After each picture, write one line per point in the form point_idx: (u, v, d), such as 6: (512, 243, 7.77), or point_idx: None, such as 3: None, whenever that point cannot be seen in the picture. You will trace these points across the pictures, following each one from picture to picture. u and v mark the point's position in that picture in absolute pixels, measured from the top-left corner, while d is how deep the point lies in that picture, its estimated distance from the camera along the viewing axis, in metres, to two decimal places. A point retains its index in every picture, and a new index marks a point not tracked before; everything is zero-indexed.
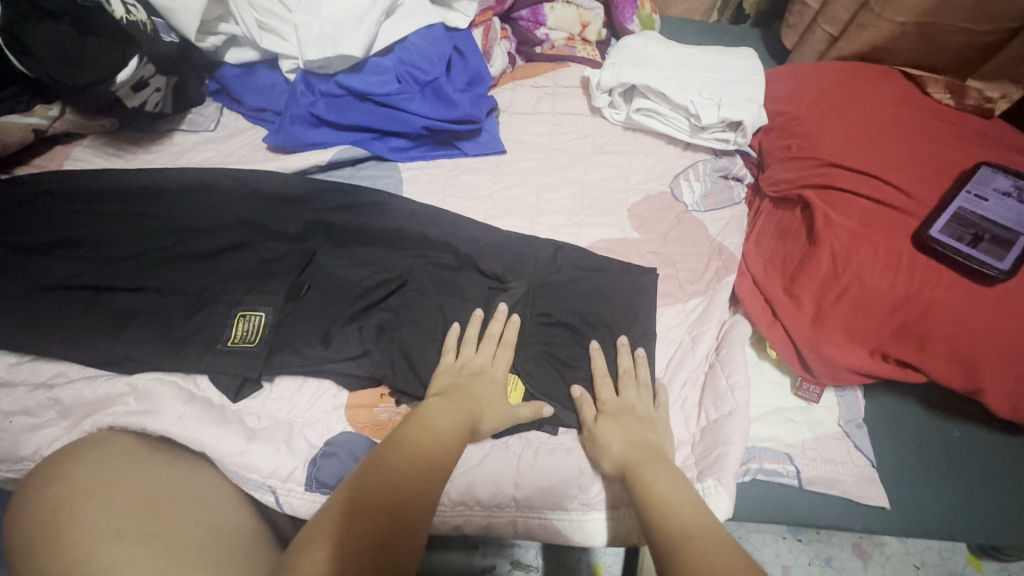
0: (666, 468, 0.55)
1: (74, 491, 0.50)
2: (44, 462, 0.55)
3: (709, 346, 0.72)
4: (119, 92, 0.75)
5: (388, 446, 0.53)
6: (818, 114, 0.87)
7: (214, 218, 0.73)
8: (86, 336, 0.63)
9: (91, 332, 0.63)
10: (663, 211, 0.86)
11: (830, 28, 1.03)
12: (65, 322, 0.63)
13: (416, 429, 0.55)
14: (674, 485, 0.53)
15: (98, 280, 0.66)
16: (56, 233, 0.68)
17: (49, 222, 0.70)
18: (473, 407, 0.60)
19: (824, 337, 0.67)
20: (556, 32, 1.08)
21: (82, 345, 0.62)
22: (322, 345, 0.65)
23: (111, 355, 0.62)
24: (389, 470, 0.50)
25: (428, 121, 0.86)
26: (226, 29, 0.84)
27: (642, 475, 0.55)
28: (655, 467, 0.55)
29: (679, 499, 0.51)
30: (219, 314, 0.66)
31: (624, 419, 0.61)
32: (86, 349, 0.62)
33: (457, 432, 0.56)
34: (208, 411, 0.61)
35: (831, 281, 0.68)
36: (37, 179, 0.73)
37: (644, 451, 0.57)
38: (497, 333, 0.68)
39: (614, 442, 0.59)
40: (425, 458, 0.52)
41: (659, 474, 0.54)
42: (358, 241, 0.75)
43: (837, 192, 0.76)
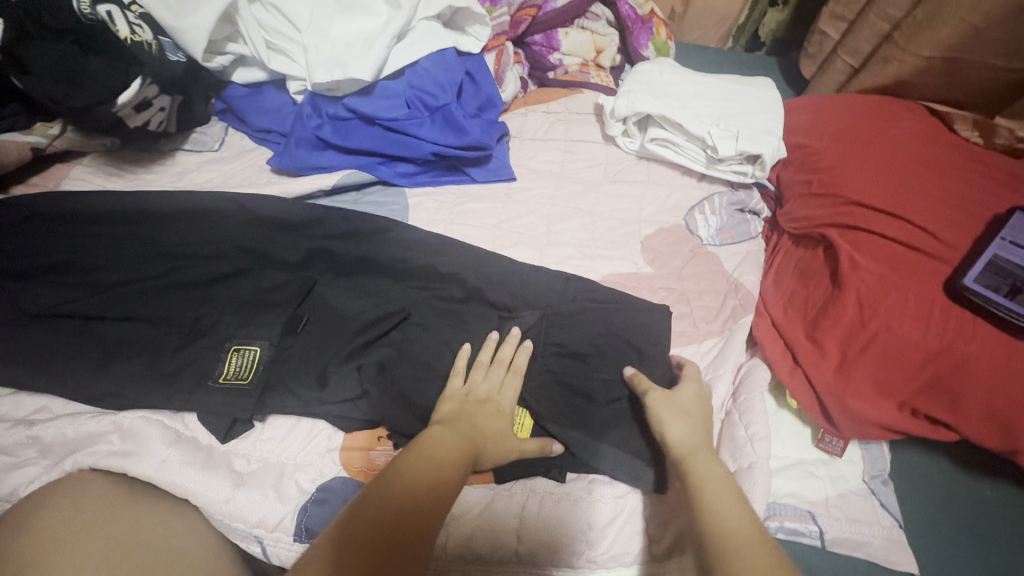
0: (716, 467, 0.52)
1: (42, 540, 0.47)
2: (15, 508, 0.52)
3: (725, 391, 0.67)
4: (121, 112, 0.72)
5: (396, 463, 0.49)
6: (841, 149, 0.84)
7: (212, 245, 0.70)
8: (69, 369, 0.59)
9: (74, 363, 0.60)
10: (677, 245, 0.83)
11: (851, 59, 1.01)
12: (48, 352, 0.60)
13: (429, 447, 0.51)
14: (727, 485, 0.50)
15: (83, 309, 0.63)
16: (45, 258, 0.66)
17: (38, 245, 0.67)
18: (474, 434, 0.55)
19: (849, 389, 0.63)
20: (569, 57, 1.07)
21: (63, 380, 0.59)
22: (318, 387, 0.61)
23: (97, 389, 0.59)
24: (396, 488, 0.46)
25: (437, 147, 0.84)
26: (234, 48, 0.82)
27: (692, 469, 0.52)
28: (704, 458, 0.53)
29: (730, 495, 0.49)
30: (213, 348, 0.62)
31: (679, 407, 0.58)
32: (68, 384, 0.59)
33: (464, 453, 0.52)
34: (194, 453, 0.58)
35: (858, 329, 0.65)
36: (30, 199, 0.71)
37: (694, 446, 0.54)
38: (508, 359, 0.64)
39: (672, 424, 0.56)
40: (433, 477, 0.49)
41: (706, 467, 0.52)
42: (361, 271, 0.72)
43: (862, 232, 0.73)
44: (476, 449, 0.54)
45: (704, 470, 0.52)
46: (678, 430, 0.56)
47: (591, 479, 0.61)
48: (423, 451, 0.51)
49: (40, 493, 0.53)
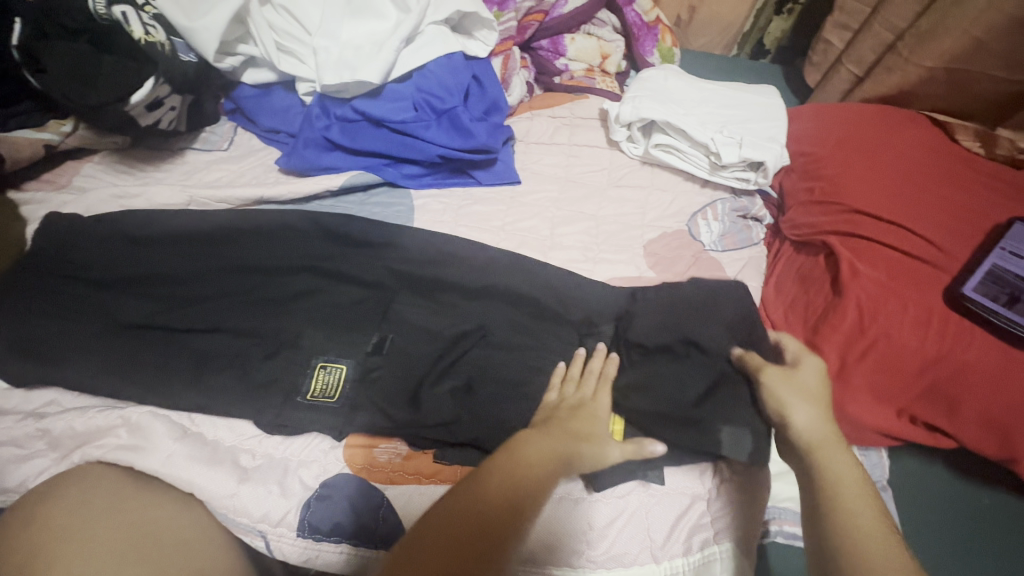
0: (846, 462, 0.51)
1: (56, 531, 0.48)
2: (23, 498, 0.52)
3: None
4: (133, 111, 0.72)
5: (478, 476, 0.50)
6: (844, 158, 0.84)
7: (229, 251, 0.72)
8: (83, 365, 0.61)
9: (89, 359, 0.61)
10: (679, 250, 0.83)
11: (854, 68, 1.02)
12: (62, 345, 0.61)
13: (512, 459, 0.51)
14: (854, 479, 0.50)
15: (99, 302, 0.65)
16: (66, 255, 0.67)
17: (57, 241, 0.68)
18: (571, 444, 0.55)
19: (849, 395, 0.63)
20: (576, 63, 1.08)
21: (74, 374, 0.60)
22: (411, 409, 0.62)
23: (108, 383, 0.60)
24: (483, 498, 0.47)
25: (444, 150, 0.85)
26: (244, 49, 0.83)
27: (819, 459, 0.52)
28: (833, 452, 0.52)
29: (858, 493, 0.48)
30: (297, 364, 0.64)
31: (800, 391, 0.59)
32: (78, 379, 0.60)
33: (563, 460, 0.53)
34: (200, 449, 0.59)
35: (858, 335, 0.65)
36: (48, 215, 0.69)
37: (818, 435, 0.54)
38: (598, 368, 0.65)
39: (798, 410, 0.57)
40: (515, 491, 0.48)
41: (835, 460, 0.51)
42: (437, 288, 0.73)
43: (863, 240, 0.73)
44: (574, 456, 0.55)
45: (837, 463, 0.51)
46: (804, 417, 0.56)
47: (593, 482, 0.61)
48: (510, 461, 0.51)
49: (49, 484, 0.53)
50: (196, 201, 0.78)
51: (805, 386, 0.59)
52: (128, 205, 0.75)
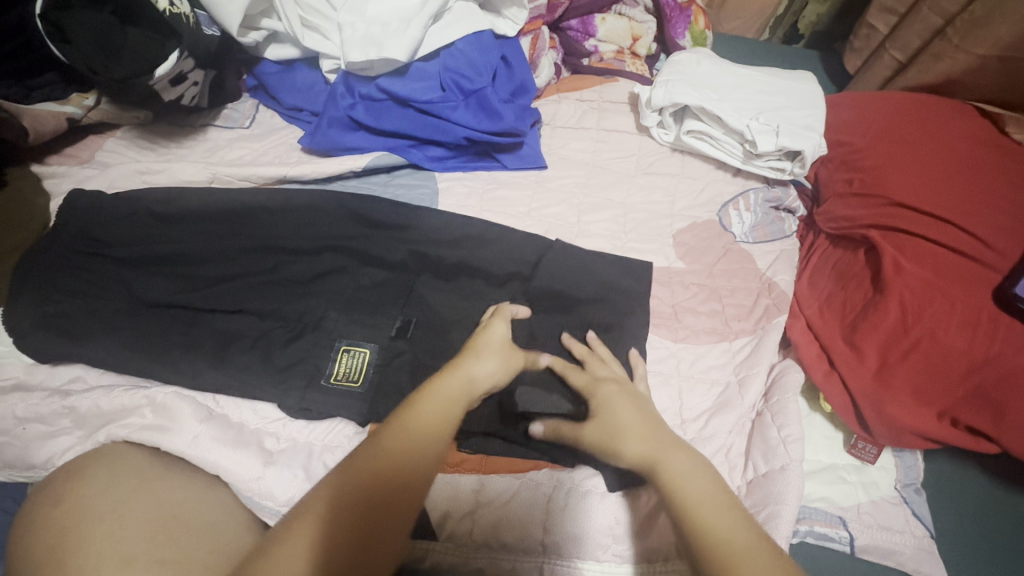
0: (690, 468, 0.50)
1: (84, 509, 0.48)
2: (53, 477, 0.53)
3: (757, 392, 0.67)
4: (157, 85, 0.71)
5: (368, 443, 0.48)
6: (887, 148, 0.81)
7: (249, 231, 0.70)
8: (106, 344, 0.60)
9: (113, 338, 0.61)
10: (710, 240, 0.81)
11: (899, 55, 0.98)
12: (85, 323, 0.61)
13: (407, 419, 0.49)
14: (703, 485, 0.48)
15: (119, 278, 0.64)
16: (88, 232, 0.66)
17: (79, 216, 0.67)
18: (473, 368, 0.55)
19: (888, 395, 0.62)
20: (605, 44, 1.04)
21: (97, 353, 0.60)
22: None
23: (129, 363, 0.60)
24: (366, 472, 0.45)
25: (470, 132, 0.82)
26: (267, 24, 0.81)
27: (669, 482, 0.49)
28: (684, 467, 0.49)
29: (722, 513, 0.45)
30: (323, 347, 0.64)
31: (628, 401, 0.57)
32: (101, 357, 0.60)
33: (458, 398, 0.53)
34: (224, 431, 0.58)
35: (899, 334, 0.63)
36: (77, 189, 0.70)
37: (662, 447, 0.52)
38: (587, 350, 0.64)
39: (626, 429, 0.53)
40: (411, 454, 0.47)
41: (686, 476, 0.49)
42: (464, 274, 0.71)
43: (906, 235, 0.71)
44: (473, 388, 0.54)
45: (679, 469, 0.49)
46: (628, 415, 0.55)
47: None
48: (407, 418, 0.50)
49: (77, 462, 0.54)
50: (220, 178, 0.76)
51: (626, 413, 0.55)
52: (150, 181, 0.74)
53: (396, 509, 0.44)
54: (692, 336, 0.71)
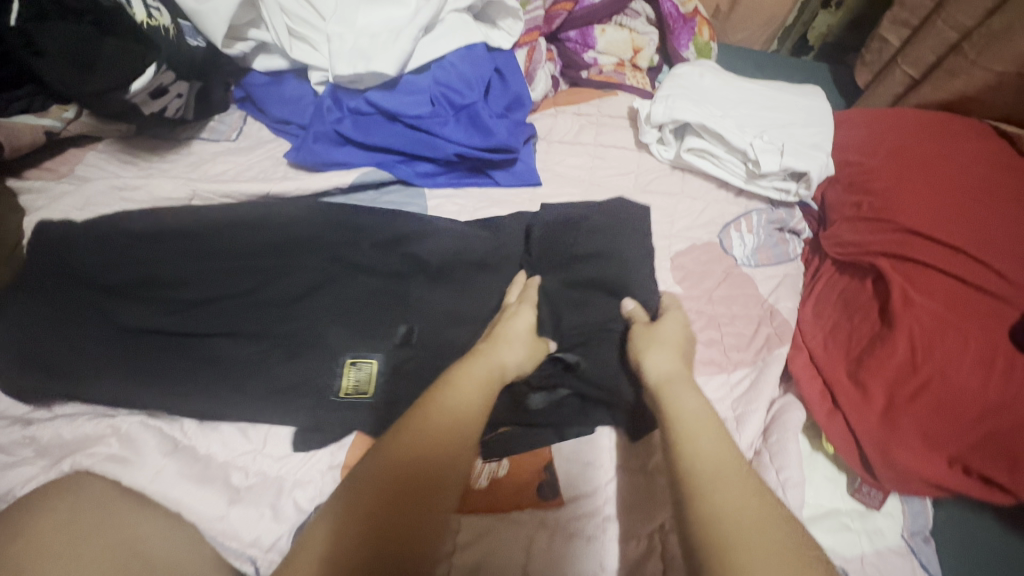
0: (693, 397, 0.53)
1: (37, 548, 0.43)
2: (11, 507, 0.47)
3: (756, 430, 0.63)
4: (135, 99, 0.69)
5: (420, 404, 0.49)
6: (897, 170, 0.77)
7: (227, 251, 0.67)
8: (82, 371, 0.58)
9: (88, 367, 0.58)
10: (709, 264, 0.78)
11: (911, 70, 0.94)
12: (65, 357, 0.58)
13: (459, 379, 0.52)
14: (702, 413, 0.51)
15: (96, 308, 0.61)
16: (62, 257, 0.64)
17: (56, 243, 0.64)
18: (501, 354, 0.57)
19: (895, 439, 0.58)
20: (605, 56, 1.01)
21: (73, 381, 0.57)
22: None
23: (110, 395, 0.57)
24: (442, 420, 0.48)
25: (461, 148, 0.79)
26: (255, 35, 0.79)
27: (668, 401, 0.53)
28: (683, 391, 0.54)
29: (704, 425, 0.50)
30: (327, 360, 0.62)
31: (666, 343, 0.60)
32: (76, 385, 0.57)
33: (493, 376, 0.54)
34: (191, 465, 0.55)
35: (907, 372, 0.60)
36: (50, 220, 0.66)
37: (675, 382, 0.55)
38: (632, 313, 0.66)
39: (660, 359, 0.58)
40: (464, 419, 0.49)
41: (684, 397, 0.53)
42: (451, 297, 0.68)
43: (915, 264, 0.67)
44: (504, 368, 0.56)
45: (683, 401, 0.52)
46: (656, 359, 0.58)
47: (605, 516, 0.57)
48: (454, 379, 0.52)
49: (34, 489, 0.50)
50: (199, 195, 0.73)
51: (660, 354, 0.58)
52: (129, 198, 0.72)
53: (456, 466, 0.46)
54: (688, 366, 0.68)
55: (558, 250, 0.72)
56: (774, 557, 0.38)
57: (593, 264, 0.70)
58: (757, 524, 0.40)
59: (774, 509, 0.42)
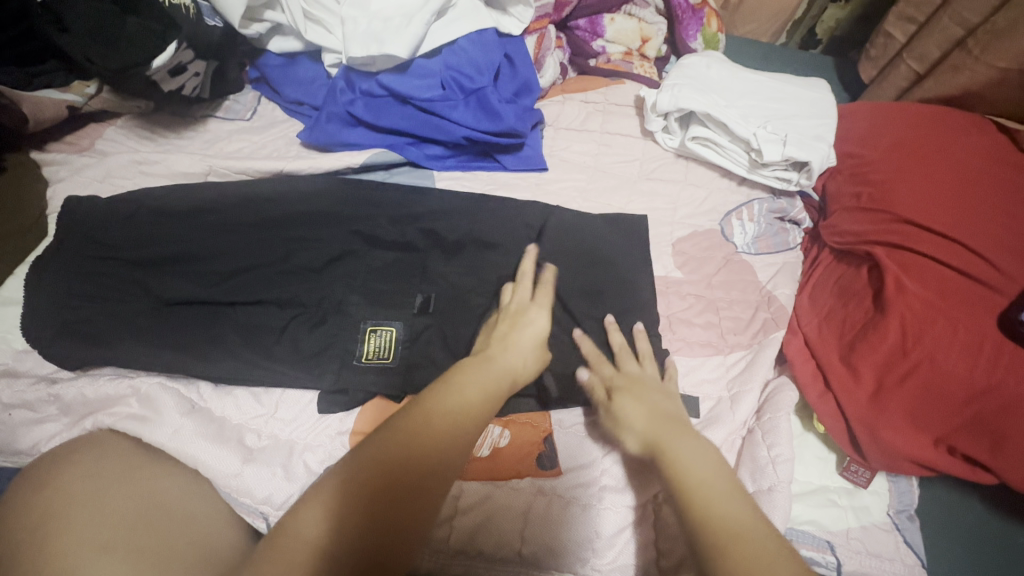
0: (696, 449, 0.51)
1: (70, 494, 0.47)
2: (41, 460, 0.52)
3: (749, 409, 0.65)
4: (156, 76, 0.71)
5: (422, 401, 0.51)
6: (896, 163, 0.79)
7: (248, 226, 0.69)
8: (114, 331, 0.59)
9: (119, 328, 0.59)
10: (709, 250, 0.80)
11: (916, 65, 0.95)
12: (111, 327, 0.59)
13: (459, 386, 0.52)
14: (707, 467, 0.50)
15: (135, 280, 0.62)
16: (93, 228, 0.65)
17: (94, 216, 0.66)
18: (512, 361, 0.58)
19: (883, 420, 0.60)
20: (613, 45, 1.02)
21: (106, 341, 0.58)
22: None
23: (156, 361, 0.58)
24: (438, 429, 0.48)
25: (470, 131, 0.81)
26: (271, 16, 0.81)
27: (668, 460, 0.51)
28: (684, 442, 0.52)
29: (714, 486, 0.48)
30: (348, 329, 0.64)
31: (642, 393, 0.58)
32: (109, 345, 0.58)
33: (503, 389, 0.55)
34: (207, 425, 0.57)
35: (897, 357, 0.61)
36: (80, 197, 0.67)
37: (666, 427, 0.54)
38: (618, 341, 0.65)
39: (637, 417, 0.56)
40: (460, 425, 0.50)
41: (684, 449, 0.51)
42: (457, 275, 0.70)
43: (911, 254, 0.69)
44: (513, 379, 0.57)
45: (684, 452, 0.51)
46: (636, 415, 0.56)
47: (602, 486, 0.59)
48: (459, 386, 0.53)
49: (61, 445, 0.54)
50: (216, 170, 0.76)
51: (637, 411, 0.56)
52: (148, 172, 0.74)
53: (442, 478, 0.47)
54: (686, 348, 0.70)
55: (562, 236, 0.74)
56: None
57: (594, 254, 0.74)
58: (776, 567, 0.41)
59: (782, 561, 0.41)
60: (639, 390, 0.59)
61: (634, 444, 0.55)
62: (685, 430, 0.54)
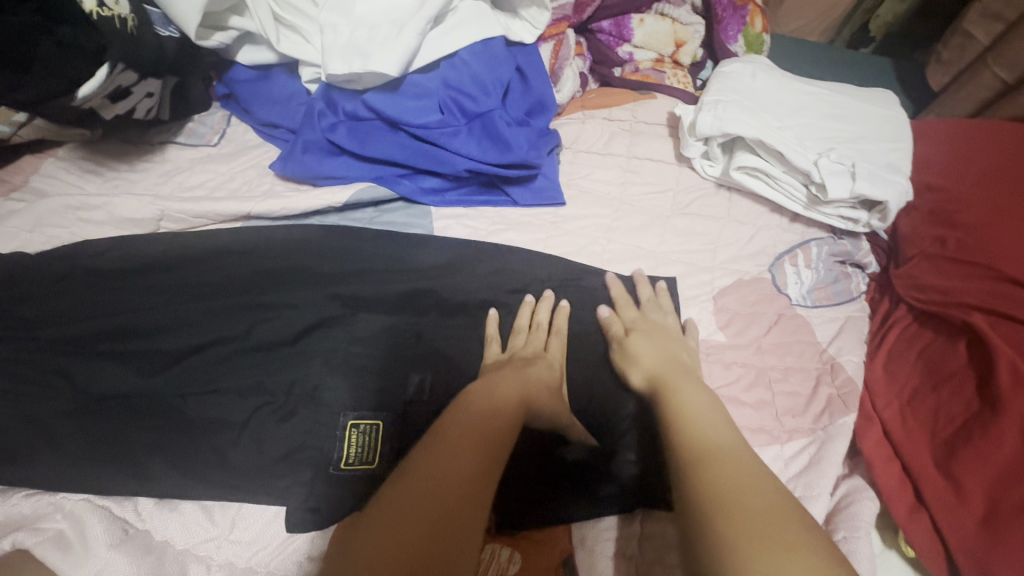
0: (700, 395, 0.50)
1: None
2: None
3: (817, 524, 0.53)
4: (91, 104, 0.59)
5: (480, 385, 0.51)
6: (992, 207, 0.65)
7: (203, 286, 0.57)
8: (28, 442, 0.47)
9: (37, 437, 0.48)
10: (760, 305, 0.66)
11: (1004, 73, 0.80)
12: (25, 434, 0.48)
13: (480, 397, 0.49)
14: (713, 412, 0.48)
15: (62, 369, 0.51)
16: (11, 300, 0.53)
17: (14, 287, 0.54)
18: (532, 382, 0.52)
19: (999, 553, 0.46)
20: (641, 51, 0.88)
21: (19, 454, 0.47)
22: None
23: (82, 478, 0.47)
24: (464, 445, 0.43)
25: (473, 163, 0.68)
26: (237, 23, 0.68)
27: (670, 398, 0.50)
28: (687, 388, 0.51)
29: (712, 422, 0.47)
30: (324, 423, 0.52)
31: (657, 335, 0.58)
32: (22, 461, 0.47)
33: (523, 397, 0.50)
34: (142, 558, 0.46)
35: (1017, 469, 0.48)
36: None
37: (675, 375, 0.53)
38: (648, 295, 0.64)
39: (649, 357, 0.55)
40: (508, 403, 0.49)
41: (689, 395, 0.50)
42: (458, 342, 0.58)
43: (1022, 329, 0.56)
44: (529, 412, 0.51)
45: (689, 397, 0.50)
46: (648, 350, 0.56)
47: None
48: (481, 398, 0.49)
49: None
50: (169, 215, 0.63)
51: (650, 347, 0.56)
52: (87, 218, 0.62)
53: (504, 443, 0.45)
54: None
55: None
56: (792, 546, 0.35)
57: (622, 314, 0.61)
58: (760, 501, 0.38)
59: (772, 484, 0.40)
60: (658, 336, 0.58)
61: (639, 378, 0.55)
62: (693, 381, 0.52)
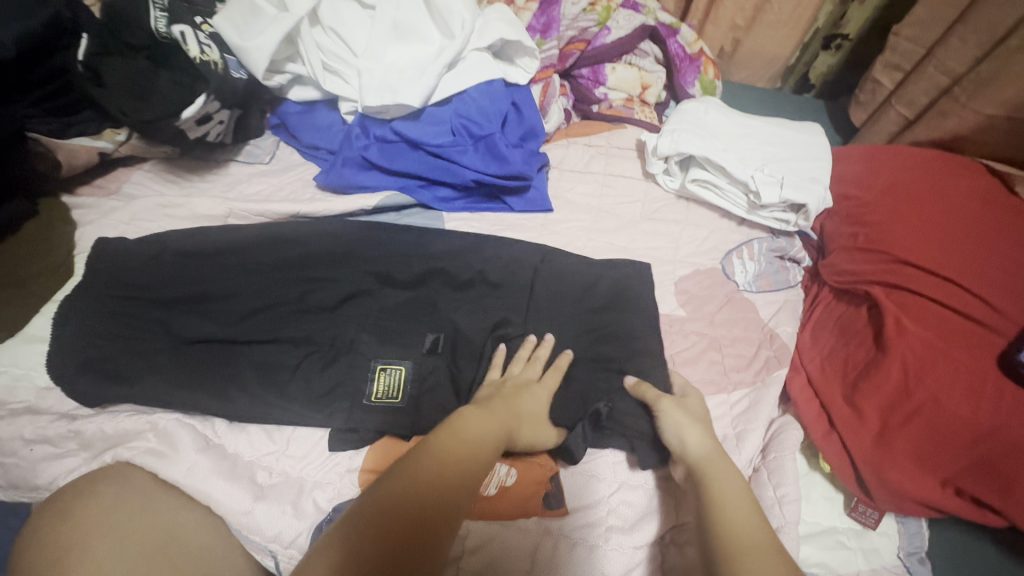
0: (732, 482, 0.54)
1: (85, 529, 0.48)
2: (64, 489, 0.53)
3: (754, 447, 0.66)
4: (183, 126, 0.75)
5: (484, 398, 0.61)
6: (891, 205, 0.82)
7: (263, 265, 0.72)
8: (135, 370, 0.61)
9: (141, 367, 0.62)
10: (711, 288, 0.81)
11: (905, 110, 0.99)
12: (131, 364, 0.62)
13: (445, 446, 0.51)
14: (742, 496, 0.53)
15: (159, 321, 0.65)
16: (115, 270, 0.68)
17: (117, 261, 0.69)
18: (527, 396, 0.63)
19: (888, 460, 0.61)
20: (615, 92, 1.08)
21: (128, 380, 0.61)
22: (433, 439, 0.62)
23: (175, 397, 0.61)
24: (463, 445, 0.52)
25: (478, 174, 0.85)
26: (292, 68, 0.86)
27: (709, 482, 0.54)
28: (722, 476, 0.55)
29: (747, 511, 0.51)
30: (359, 367, 0.65)
31: (691, 412, 0.63)
32: (130, 384, 0.61)
33: (499, 442, 0.55)
34: (220, 462, 0.58)
35: (901, 398, 0.63)
36: (104, 239, 0.70)
37: (712, 461, 0.57)
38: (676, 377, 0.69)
39: (690, 431, 0.60)
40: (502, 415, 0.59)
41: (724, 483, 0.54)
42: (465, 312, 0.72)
43: (910, 295, 0.71)
44: (511, 435, 0.58)
45: (722, 482, 0.54)
46: (692, 433, 0.60)
47: (607, 526, 0.60)
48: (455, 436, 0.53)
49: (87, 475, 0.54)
50: (236, 213, 0.79)
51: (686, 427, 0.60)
52: (171, 215, 0.78)
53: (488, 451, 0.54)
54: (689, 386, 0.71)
55: (564, 276, 0.77)
56: None
57: (598, 293, 0.75)
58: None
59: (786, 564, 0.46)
60: (687, 410, 0.63)
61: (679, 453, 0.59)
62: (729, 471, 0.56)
